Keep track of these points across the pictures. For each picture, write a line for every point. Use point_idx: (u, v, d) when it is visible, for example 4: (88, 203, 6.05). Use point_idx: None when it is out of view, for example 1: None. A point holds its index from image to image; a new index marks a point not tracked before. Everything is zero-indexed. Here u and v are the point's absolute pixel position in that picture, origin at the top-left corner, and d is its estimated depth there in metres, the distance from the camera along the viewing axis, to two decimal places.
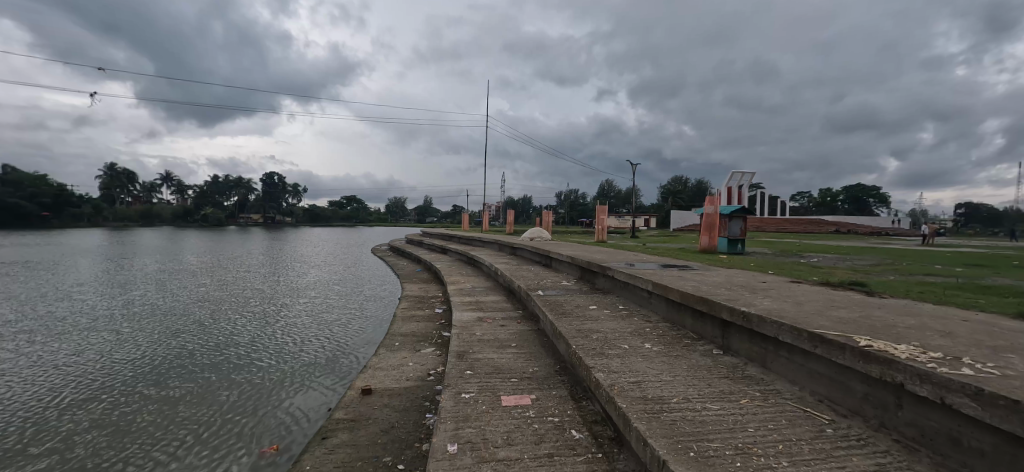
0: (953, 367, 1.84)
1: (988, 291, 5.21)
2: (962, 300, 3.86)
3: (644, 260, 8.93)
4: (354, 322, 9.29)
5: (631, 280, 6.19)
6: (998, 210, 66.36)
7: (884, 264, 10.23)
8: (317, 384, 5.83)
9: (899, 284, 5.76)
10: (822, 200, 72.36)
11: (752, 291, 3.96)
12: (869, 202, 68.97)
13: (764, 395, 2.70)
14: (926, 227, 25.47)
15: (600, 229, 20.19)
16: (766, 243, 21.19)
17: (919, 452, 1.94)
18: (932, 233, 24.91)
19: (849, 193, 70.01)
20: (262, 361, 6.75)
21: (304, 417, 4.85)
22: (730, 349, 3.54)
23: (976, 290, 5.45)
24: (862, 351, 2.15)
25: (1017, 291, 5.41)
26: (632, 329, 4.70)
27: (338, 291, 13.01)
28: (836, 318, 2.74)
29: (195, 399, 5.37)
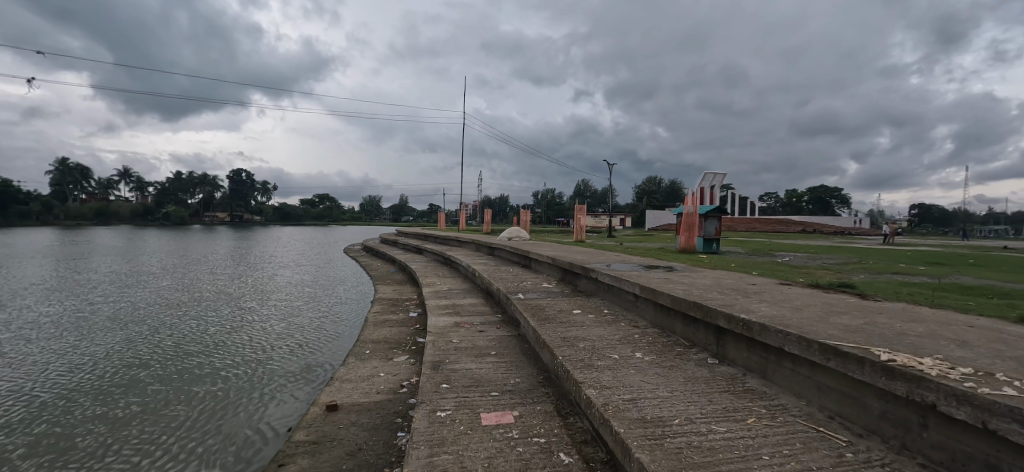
0: (992, 386, 1.64)
1: (966, 291, 5.26)
2: (952, 303, 3.81)
3: (626, 261, 8.77)
4: (326, 326, 8.76)
5: (616, 283, 5.97)
6: (945, 211, 71.02)
7: (854, 263, 10.50)
8: (284, 396, 5.36)
9: (879, 285, 5.78)
10: (787, 200, 75.49)
11: (745, 295, 3.77)
12: (830, 202, 72.40)
13: (771, 414, 2.51)
14: (887, 227, 26.68)
15: (579, 229, 20.13)
16: (739, 242, 21.66)
17: None
18: (893, 233, 26.10)
19: (813, 194, 73.24)
20: (222, 370, 6.20)
21: (268, 434, 4.40)
22: (727, 360, 3.37)
23: (953, 290, 5.50)
24: (885, 366, 1.96)
25: (991, 292, 5.50)
26: (620, 337, 4.49)
27: (309, 294, 12.35)
28: (842, 326, 2.56)
29: (144, 415, 4.80)
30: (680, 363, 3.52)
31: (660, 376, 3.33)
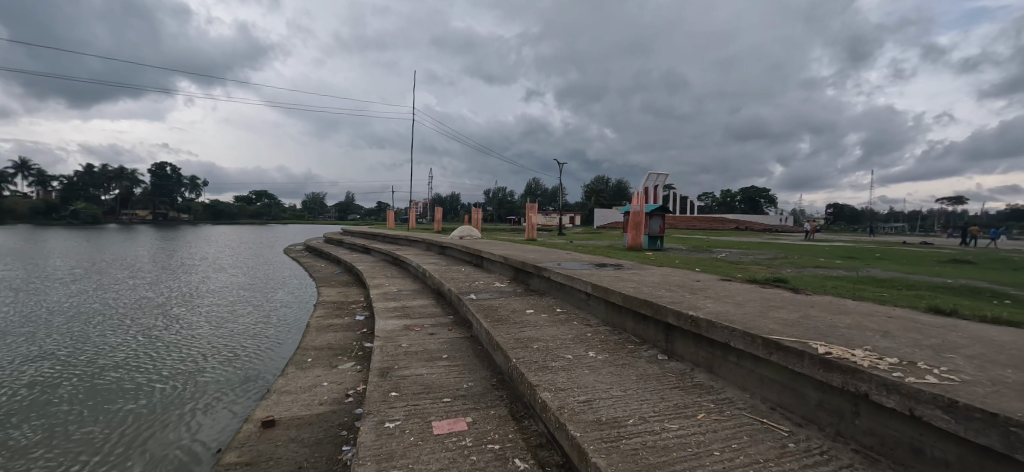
0: (916, 375, 1.79)
1: (879, 284, 5.86)
2: (871, 296, 4.20)
3: (577, 259, 8.91)
4: (266, 332, 8.03)
5: (568, 282, 6.01)
6: (850, 210, 80.46)
7: (782, 259, 11.48)
8: (218, 409, 4.79)
9: (803, 279, 6.34)
10: (721, 200, 81.58)
11: (691, 292, 3.91)
12: (758, 202, 79.24)
13: (718, 408, 2.60)
14: (808, 225, 29.56)
15: (531, 228, 20.27)
16: (681, 239, 22.99)
17: (880, 463, 1.87)
18: (813, 230, 28.91)
19: (744, 194, 79.73)
20: (144, 384, 5.45)
21: (203, 449, 3.94)
22: (675, 355, 3.47)
23: (863, 282, 6.17)
24: (823, 359, 2.07)
25: (895, 284, 6.20)
26: (573, 336, 4.50)
27: (247, 297, 11.36)
28: (781, 320, 2.70)
29: (38, 441, 4.05)
30: (631, 361, 3.58)
31: (613, 374, 3.36)
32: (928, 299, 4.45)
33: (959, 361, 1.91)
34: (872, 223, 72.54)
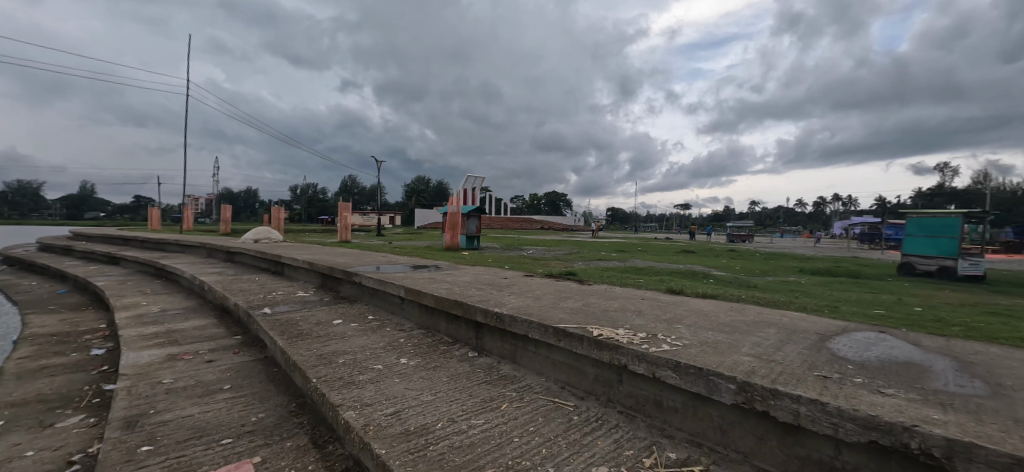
0: (656, 345, 2.24)
1: (637, 272, 7.62)
2: (633, 281, 5.42)
3: (396, 261, 8.47)
4: None
5: (381, 287, 5.58)
6: (617, 214, 104.20)
7: (574, 254, 13.81)
8: None
9: (587, 270, 7.65)
10: (527, 203, 93.35)
11: (499, 289, 4.14)
12: (556, 206, 93.96)
13: (520, 396, 2.76)
14: (592, 225, 36.72)
15: (345, 229, 18.42)
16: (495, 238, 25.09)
17: (636, 418, 2.30)
18: (596, 228, 36.22)
19: (545, 198, 93.16)
20: None
21: None
22: (485, 350, 3.58)
23: (624, 271, 7.88)
24: (596, 341, 2.40)
25: (646, 271, 8.20)
26: (384, 344, 4.15)
27: None
28: (568, 309, 3.04)
29: None
30: (444, 363, 3.51)
31: (426, 378, 3.20)
32: (662, 282, 5.98)
33: (682, 331, 2.49)
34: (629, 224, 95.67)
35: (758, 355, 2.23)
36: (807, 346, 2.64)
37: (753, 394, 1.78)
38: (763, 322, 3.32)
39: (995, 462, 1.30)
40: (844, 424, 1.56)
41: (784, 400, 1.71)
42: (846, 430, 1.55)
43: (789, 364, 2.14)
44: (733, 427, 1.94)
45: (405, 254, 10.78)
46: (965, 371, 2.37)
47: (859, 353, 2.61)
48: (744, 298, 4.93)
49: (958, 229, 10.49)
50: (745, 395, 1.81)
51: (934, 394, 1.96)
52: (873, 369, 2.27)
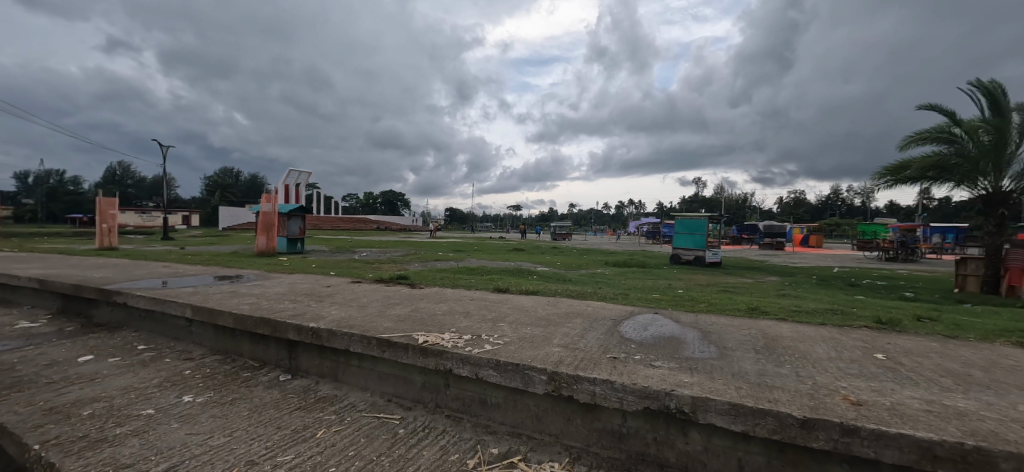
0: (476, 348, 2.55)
1: (470, 272, 8.04)
2: (463, 283, 6.00)
3: (186, 273, 6.71)
4: None
5: (158, 308, 4.30)
6: (461, 214, 107.26)
7: (411, 254, 13.73)
8: None
9: (423, 273, 7.53)
10: (366, 202, 87.61)
11: (320, 304, 4.05)
12: (400, 205, 90.79)
13: (340, 418, 2.46)
14: (431, 226, 36.82)
15: (104, 231, 13.70)
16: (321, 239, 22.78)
17: (462, 419, 2.40)
18: (435, 229, 36.73)
19: (386, 197, 88.97)
20: None
21: None
22: (300, 372, 3.17)
23: (460, 272, 8.05)
24: (422, 348, 2.55)
25: (477, 270, 8.71)
26: (156, 381, 3.13)
27: None
28: (395, 318, 3.28)
29: None
30: (246, 393, 2.87)
31: (217, 417, 2.51)
32: (493, 281, 6.34)
33: (495, 335, 2.91)
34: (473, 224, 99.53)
35: (566, 345, 2.77)
36: (605, 331, 3.22)
37: (561, 381, 2.17)
38: (574, 315, 3.82)
39: (719, 409, 1.87)
40: (625, 397, 2.05)
41: (583, 383, 2.13)
42: (628, 402, 2.04)
43: (588, 350, 2.69)
44: (547, 413, 2.24)
45: (203, 262, 8.69)
46: (703, 338, 3.18)
47: (641, 333, 3.25)
48: (560, 291, 5.61)
49: (705, 227, 14.42)
50: (555, 383, 2.18)
51: (687, 361, 2.54)
52: (648, 346, 2.86)
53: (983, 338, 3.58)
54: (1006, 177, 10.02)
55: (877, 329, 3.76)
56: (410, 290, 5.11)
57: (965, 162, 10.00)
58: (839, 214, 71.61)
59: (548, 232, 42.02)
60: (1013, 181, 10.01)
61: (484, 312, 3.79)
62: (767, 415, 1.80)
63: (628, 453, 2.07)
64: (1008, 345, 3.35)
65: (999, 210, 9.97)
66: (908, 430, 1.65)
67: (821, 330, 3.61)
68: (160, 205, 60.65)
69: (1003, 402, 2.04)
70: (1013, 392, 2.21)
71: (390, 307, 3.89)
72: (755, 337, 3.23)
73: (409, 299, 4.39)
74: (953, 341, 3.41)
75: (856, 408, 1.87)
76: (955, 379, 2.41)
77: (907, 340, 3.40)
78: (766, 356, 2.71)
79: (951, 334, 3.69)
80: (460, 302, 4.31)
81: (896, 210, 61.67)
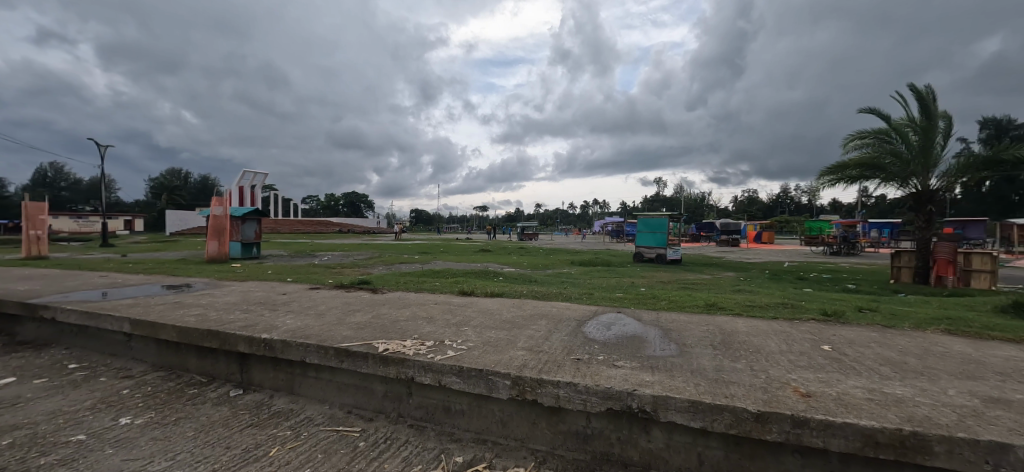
0: (437, 354, 2.54)
1: (435, 275, 7.93)
2: (428, 287, 5.94)
3: (126, 283, 6.20)
4: None
5: (91, 322, 3.94)
6: (429, 215, 105.70)
7: (376, 257, 13.40)
8: None
9: (385, 277, 7.31)
10: (327, 204, 84.65)
11: (274, 312, 3.89)
12: (364, 207, 88.43)
13: (296, 434, 2.34)
14: (396, 227, 36.02)
15: (30, 239, 12.46)
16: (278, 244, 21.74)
17: (426, 428, 2.36)
18: (400, 230, 36.02)
19: (349, 198, 86.18)
20: None
21: None
22: (252, 386, 3.02)
23: (425, 275, 7.89)
24: (382, 357, 2.51)
25: (442, 272, 8.60)
26: (88, 403, 2.85)
27: None
28: (355, 326, 3.29)
29: None
30: (192, 411, 2.68)
31: (158, 440, 2.31)
32: (458, 284, 6.25)
33: (458, 340, 2.89)
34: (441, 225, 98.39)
35: (530, 347, 2.77)
36: (569, 332, 3.25)
37: (525, 385, 2.16)
38: (538, 316, 3.82)
39: (679, 406, 1.91)
40: (590, 399, 2.05)
41: (547, 387, 2.13)
42: (591, 402, 2.05)
43: (553, 351, 2.70)
44: (512, 418, 2.23)
45: (146, 271, 8.06)
46: (663, 335, 3.26)
47: (604, 332, 3.30)
48: (525, 293, 5.60)
49: (666, 226, 14.78)
50: (519, 388, 2.17)
51: (648, 359, 2.59)
52: (610, 346, 2.90)
53: (914, 327, 3.88)
54: (933, 176, 10.92)
55: (823, 321, 4.00)
56: (371, 296, 4.95)
57: (898, 162, 10.83)
58: (789, 212, 76.10)
59: (516, 232, 42.04)
60: (939, 180, 10.91)
61: (447, 317, 3.74)
62: (724, 411, 1.85)
63: (593, 454, 2.08)
64: (936, 332, 3.65)
65: (928, 207, 10.88)
66: (852, 419, 1.74)
67: (773, 324, 3.79)
68: (98, 208, 55.91)
69: (933, 387, 2.21)
70: (942, 377, 2.39)
71: (350, 315, 3.76)
72: (712, 333, 3.34)
73: (369, 306, 4.25)
74: (890, 331, 3.67)
75: (806, 400, 1.95)
76: (893, 367, 2.58)
77: (849, 330, 3.63)
78: (722, 352, 2.81)
79: (887, 324, 3.97)
80: (423, 307, 4.21)
81: (838, 208, 66.25)
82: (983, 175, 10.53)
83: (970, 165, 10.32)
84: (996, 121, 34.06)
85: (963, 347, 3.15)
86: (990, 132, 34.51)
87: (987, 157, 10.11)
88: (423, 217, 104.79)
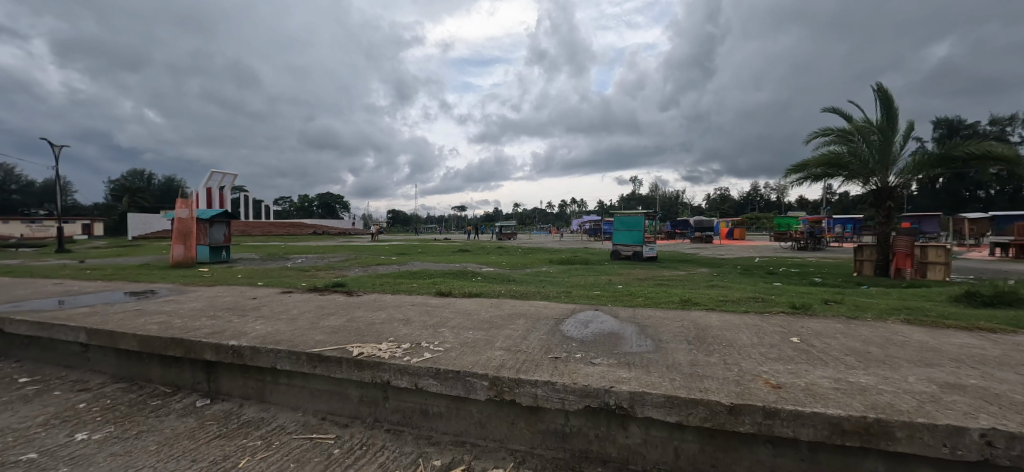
0: (412, 357, 2.49)
1: (413, 276, 7.83)
2: (404, 288, 5.85)
3: (83, 290, 5.86)
4: None
5: (44, 333, 3.70)
6: (407, 216, 104.29)
7: (352, 259, 13.13)
8: None
9: (361, 279, 7.19)
10: (301, 205, 82.50)
11: (243, 318, 3.74)
12: (340, 208, 86.47)
13: (267, 444, 2.25)
14: (373, 229, 35.33)
15: None
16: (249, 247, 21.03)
17: (403, 432, 2.32)
18: (377, 232, 35.34)
19: (324, 199, 84.09)
20: None
21: None
22: (221, 395, 2.90)
23: (402, 277, 7.78)
24: (357, 361, 2.45)
25: (419, 273, 8.50)
26: (41, 419, 2.67)
27: None
28: (328, 331, 3.18)
29: None
30: (155, 424, 2.55)
31: (117, 456, 2.18)
32: (435, 285, 6.18)
33: (435, 343, 2.84)
34: (420, 226, 97.27)
35: (508, 347, 2.75)
36: (547, 331, 3.25)
37: (503, 386, 2.15)
38: (517, 316, 3.82)
39: (655, 401, 1.94)
40: (567, 397, 2.06)
41: (525, 386, 2.12)
42: (569, 402, 2.05)
43: (531, 351, 2.69)
44: (490, 419, 2.21)
45: (105, 278, 7.64)
46: (639, 332, 3.31)
47: (581, 330, 3.32)
48: (503, 292, 5.59)
49: (642, 224, 15.03)
50: (497, 388, 2.16)
51: (625, 356, 2.62)
52: (587, 343, 2.93)
53: (876, 317, 4.06)
54: (891, 174, 11.48)
55: (791, 314, 4.14)
56: (346, 299, 4.83)
57: (859, 160, 11.37)
58: (759, 209, 78.88)
59: (495, 231, 41.98)
60: (898, 177, 11.49)
61: (425, 318, 3.69)
62: (699, 405, 1.89)
63: (572, 452, 2.09)
64: (896, 322, 3.83)
65: (887, 202, 11.43)
66: (820, 408, 1.80)
67: (745, 318, 3.89)
68: (52, 212, 52.72)
69: (895, 375, 2.31)
70: (902, 365, 2.51)
71: (323, 319, 3.66)
72: (687, 328, 3.42)
73: (344, 309, 4.14)
74: (854, 322, 3.83)
75: (776, 391, 2.01)
76: (857, 357, 2.69)
77: (816, 322, 3.77)
78: (696, 346, 2.87)
79: (851, 315, 4.15)
80: (399, 309, 4.14)
81: (805, 205, 68.91)
82: (937, 171, 11.15)
83: (925, 162, 10.90)
84: (948, 120, 36.10)
85: (920, 336, 3.32)
86: (942, 131, 36.60)
87: (940, 155, 10.70)
88: (401, 217, 103.23)
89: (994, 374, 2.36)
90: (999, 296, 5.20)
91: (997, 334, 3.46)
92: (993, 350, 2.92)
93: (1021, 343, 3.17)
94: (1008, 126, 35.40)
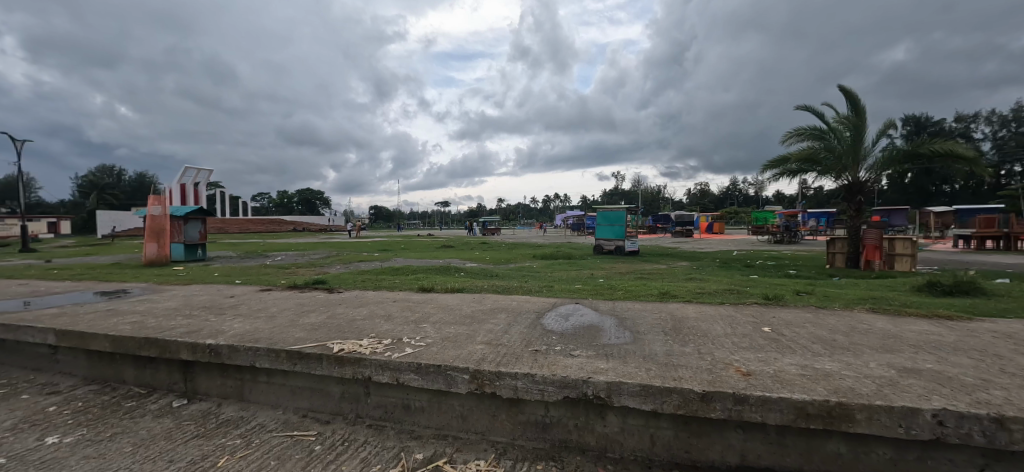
0: (390, 353, 2.49)
1: (397, 272, 7.79)
2: (387, 284, 5.80)
3: (53, 290, 5.71)
4: None
5: (9, 335, 3.56)
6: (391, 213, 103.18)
7: (334, 257, 12.91)
8: None
9: (343, 276, 7.14)
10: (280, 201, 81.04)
11: (221, 317, 3.68)
12: (320, 205, 84.93)
13: (246, 442, 2.24)
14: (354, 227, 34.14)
15: None
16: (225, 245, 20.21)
17: (385, 428, 2.32)
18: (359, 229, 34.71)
19: (303, 195, 82.66)
20: None
21: None
22: (198, 395, 2.86)
23: (384, 274, 7.68)
24: (337, 357, 2.44)
25: (404, 270, 8.44)
26: (7, 424, 2.57)
27: None
28: (308, 328, 3.17)
29: None
30: (130, 426, 2.49)
31: (91, 458, 2.13)
32: (418, 281, 6.14)
33: (415, 339, 2.81)
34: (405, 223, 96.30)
35: (489, 341, 2.78)
36: (528, 324, 3.30)
37: (484, 379, 2.18)
38: (498, 310, 3.88)
39: (631, 391, 1.99)
40: (546, 389, 2.10)
41: (506, 379, 2.16)
42: (548, 393, 2.09)
43: (511, 344, 2.73)
44: (472, 412, 2.24)
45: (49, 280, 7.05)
46: (618, 324, 3.38)
47: (563, 324, 3.37)
48: (486, 287, 5.64)
49: (624, 218, 15.24)
50: (477, 381, 2.18)
51: (603, 347, 2.68)
52: (568, 336, 2.98)
53: (844, 307, 4.24)
54: (863, 169, 11.90)
55: (763, 305, 4.30)
56: (327, 296, 4.78)
57: (833, 155, 11.76)
58: (739, 204, 80.63)
59: (477, 227, 41.85)
60: (868, 172, 11.91)
61: (406, 314, 3.69)
62: (673, 392, 1.95)
63: (552, 442, 2.14)
64: (863, 312, 4.00)
65: (858, 197, 11.81)
66: (787, 393, 1.88)
67: (721, 309, 4.02)
68: (17, 209, 50.75)
69: (858, 361, 2.43)
70: (864, 352, 2.64)
71: (303, 316, 3.63)
72: (664, 320, 3.52)
73: (325, 306, 4.11)
74: (823, 312, 4.00)
75: (746, 379, 2.09)
76: (823, 345, 2.81)
77: (786, 312, 3.93)
78: (671, 337, 2.94)
79: (821, 305, 4.32)
80: (381, 305, 4.13)
81: (783, 198, 70.46)
82: (904, 167, 11.61)
83: (893, 158, 11.31)
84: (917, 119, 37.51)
85: (883, 324, 3.49)
86: (911, 127, 38.11)
87: (908, 151, 11.11)
88: (385, 214, 102.22)
89: (948, 359, 2.50)
90: (958, 286, 5.49)
91: (955, 321, 3.66)
92: (948, 336, 3.10)
93: (976, 329, 3.37)
94: (972, 123, 37.09)
